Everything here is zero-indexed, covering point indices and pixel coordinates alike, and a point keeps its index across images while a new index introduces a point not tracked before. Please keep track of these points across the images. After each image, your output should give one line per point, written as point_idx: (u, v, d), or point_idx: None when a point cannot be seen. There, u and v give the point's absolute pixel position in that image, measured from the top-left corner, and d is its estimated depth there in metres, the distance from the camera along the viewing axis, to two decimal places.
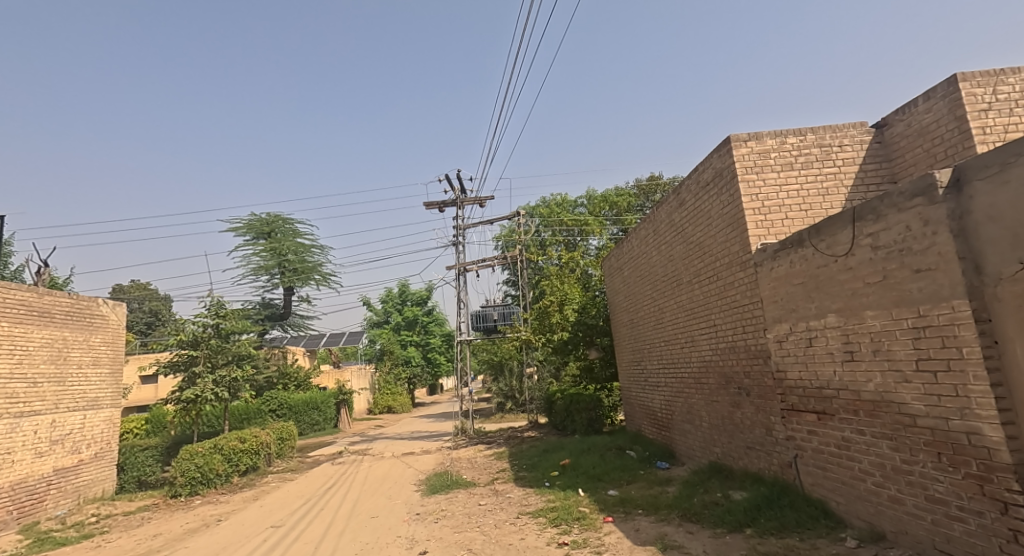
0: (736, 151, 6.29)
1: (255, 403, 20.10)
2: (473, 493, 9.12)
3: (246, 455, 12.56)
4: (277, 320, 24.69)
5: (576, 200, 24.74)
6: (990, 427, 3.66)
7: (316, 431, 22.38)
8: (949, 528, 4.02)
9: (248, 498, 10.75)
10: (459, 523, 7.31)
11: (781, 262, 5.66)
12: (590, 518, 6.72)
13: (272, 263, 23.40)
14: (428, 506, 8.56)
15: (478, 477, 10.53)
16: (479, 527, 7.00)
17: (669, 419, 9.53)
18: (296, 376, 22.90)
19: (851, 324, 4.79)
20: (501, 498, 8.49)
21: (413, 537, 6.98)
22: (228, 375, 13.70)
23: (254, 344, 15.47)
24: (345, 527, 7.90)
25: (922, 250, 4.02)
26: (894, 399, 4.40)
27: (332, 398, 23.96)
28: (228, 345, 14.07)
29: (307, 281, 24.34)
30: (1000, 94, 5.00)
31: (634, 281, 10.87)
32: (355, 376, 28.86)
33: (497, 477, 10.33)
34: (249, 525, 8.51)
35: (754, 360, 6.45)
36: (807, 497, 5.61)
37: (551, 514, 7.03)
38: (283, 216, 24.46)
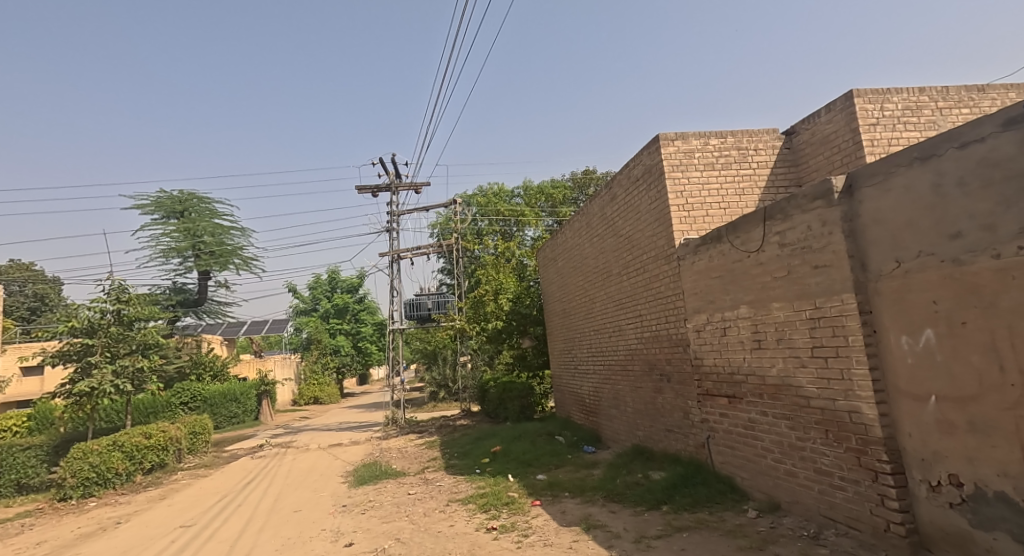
0: (665, 149, 6.68)
1: (163, 395, 18.88)
2: (403, 483, 9.23)
3: (152, 452, 11.99)
4: (190, 306, 23.44)
5: (512, 190, 25.00)
6: (867, 406, 4.18)
7: (234, 425, 21.58)
8: (833, 496, 4.55)
9: (155, 497, 10.34)
10: (387, 513, 7.42)
11: (701, 257, 6.11)
12: (519, 502, 7.04)
13: (185, 245, 22.17)
14: (355, 498, 8.56)
15: (408, 466, 10.62)
16: (408, 516, 7.14)
17: (597, 405, 10.01)
18: (212, 366, 21.95)
19: (760, 315, 5.28)
20: (431, 486, 8.65)
21: (339, 529, 7.02)
22: (131, 366, 12.95)
23: (162, 332, 14.76)
24: (266, 522, 7.82)
25: (821, 247, 4.49)
26: (793, 383, 4.91)
27: (252, 389, 23.14)
28: (131, 333, 13.32)
29: (225, 265, 23.25)
30: (886, 110, 5.60)
31: (567, 272, 11.24)
32: (278, 366, 28.04)
33: (428, 465, 10.45)
34: (154, 526, 8.23)
35: (675, 348, 6.92)
36: (717, 474, 6.14)
37: (481, 500, 7.28)
38: (198, 195, 23.29)
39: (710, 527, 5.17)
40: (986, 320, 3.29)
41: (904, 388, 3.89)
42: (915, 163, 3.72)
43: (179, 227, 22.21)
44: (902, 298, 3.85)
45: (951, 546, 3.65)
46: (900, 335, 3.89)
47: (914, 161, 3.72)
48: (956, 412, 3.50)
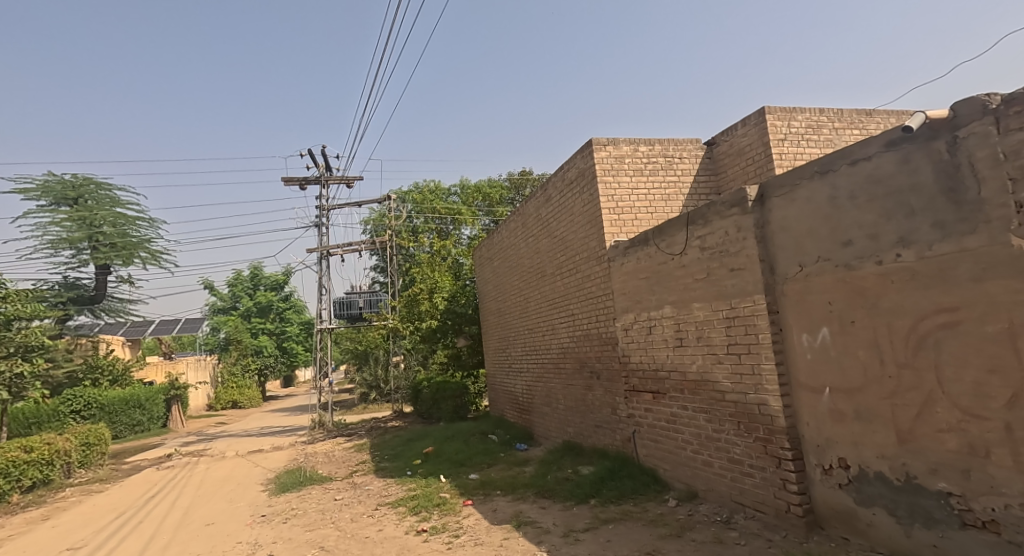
0: (597, 153, 6.92)
1: (50, 404, 17.51)
2: (330, 488, 9.07)
3: (32, 468, 11.13)
4: (85, 303, 21.76)
5: (449, 188, 24.97)
6: (773, 399, 4.51)
7: (137, 433, 20.19)
8: (743, 482, 4.92)
9: (34, 519, 9.54)
10: (312, 521, 7.26)
11: (630, 258, 6.39)
12: (451, 502, 7.10)
13: (80, 235, 20.57)
14: (276, 507, 8.33)
15: (335, 471, 10.43)
16: (334, 523, 7.04)
17: (530, 403, 10.23)
18: (110, 370, 20.39)
19: (682, 315, 5.60)
20: (359, 490, 8.55)
21: (258, 541, 6.82)
22: (8, 371, 11.89)
23: (48, 334, 13.81)
24: (173, 538, 7.46)
25: (736, 251, 4.79)
26: (711, 378, 5.25)
27: (160, 395, 21.84)
28: (10, 333, 12.20)
29: (127, 258, 21.78)
30: (793, 128, 6.11)
31: (503, 271, 11.39)
32: (191, 369, 26.62)
33: (356, 469, 10.30)
34: (39, 549, 7.62)
35: (605, 346, 7.19)
36: (642, 466, 6.46)
37: (412, 502, 7.28)
38: (95, 181, 21.75)
39: (635, 517, 5.44)
40: (872, 321, 3.54)
41: (805, 381, 4.23)
42: (815, 176, 3.96)
43: (75, 216, 20.54)
44: (804, 299, 4.14)
45: (839, 523, 4.01)
46: (802, 333, 4.20)
47: (815, 174, 3.96)
48: (846, 401, 3.82)
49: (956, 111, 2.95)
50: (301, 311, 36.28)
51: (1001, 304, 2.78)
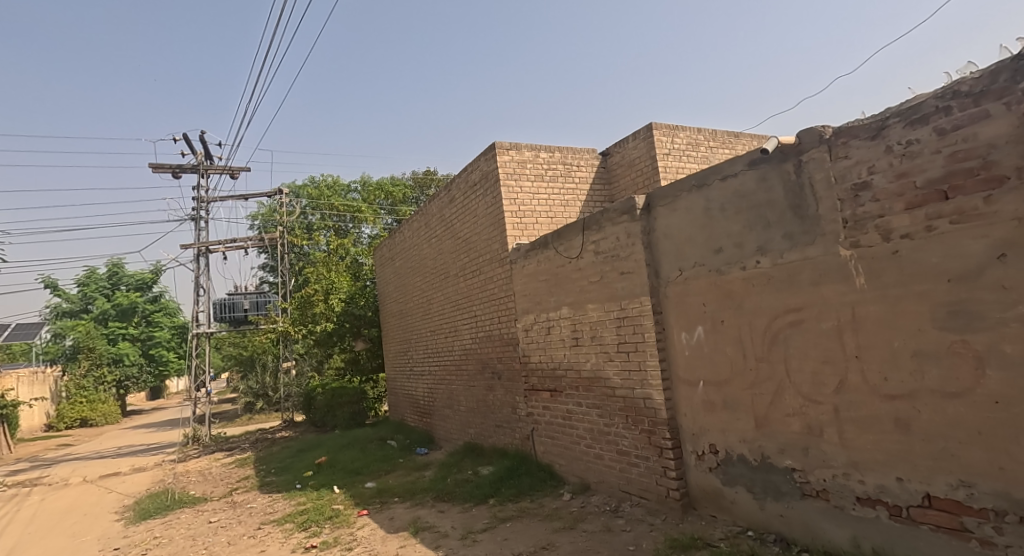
0: (500, 157, 7.08)
1: None
2: (203, 510, 8.47)
3: None
4: None
5: (348, 185, 24.21)
6: (657, 393, 4.88)
7: None
8: (630, 472, 5.28)
9: None
10: (179, 549, 6.73)
11: (530, 261, 6.62)
12: (345, 514, 6.95)
13: None
14: (135, 537, 7.60)
15: (210, 490, 9.78)
16: (209, 548, 6.61)
17: (431, 406, 10.25)
18: None
19: (578, 316, 5.90)
20: (238, 510, 8.09)
21: None
22: None
23: None
24: None
25: (626, 256, 5.12)
26: (603, 375, 5.58)
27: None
28: None
29: None
30: (675, 144, 6.68)
31: (405, 271, 11.30)
32: (25, 384, 23.36)
33: (235, 488, 9.70)
34: None
35: (506, 346, 7.39)
36: (539, 463, 6.73)
37: (300, 518, 7.02)
38: None
39: (531, 513, 5.66)
40: (737, 319, 3.97)
41: (683, 375, 4.63)
42: (693, 189, 4.35)
43: None
44: (684, 301, 4.54)
45: (709, 502, 4.44)
46: (681, 331, 4.60)
47: (693, 187, 4.35)
48: (716, 392, 4.25)
49: (801, 139, 3.40)
50: (173, 314, 33.40)
51: (833, 305, 3.24)
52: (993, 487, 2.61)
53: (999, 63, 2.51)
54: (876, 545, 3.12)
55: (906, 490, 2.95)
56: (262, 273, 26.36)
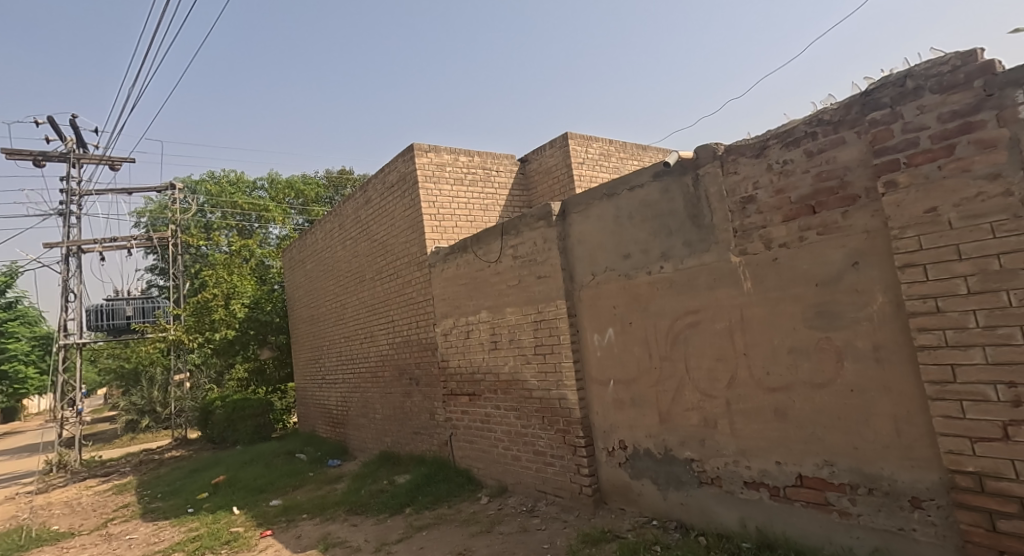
0: (419, 159, 7.04)
1: None
2: (74, 546, 7.39)
3: None
4: None
5: (254, 182, 23.01)
6: (571, 393, 5.05)
7: None
8: (546, 472, 5.43)
9: None
10: None
11: (449, 265, 6.63)
12: (245, 536, 6.53)
13: None
14: None
15: (79, 524, 8.57)
16: None
17: (344, 416, 9.99)
18: None
19: (497, 319, 5.98)
20: (117, 542, 7.17)
21: None
22: None
23: None
24: None
25: (542, 260, 5.27)
26: (520, 378, 5.69)
27: None
28: None
29: None
30: (589, 153, 6.98)
31: (317, 274, 10.94)
32: None
33: (112, 517, 8.70)
34: None
35: (424, 351, 7.36)
36: (457, 469, 6.76)
37: (193, 544, 6.51)
38: None
39: (448, 520, 5.67)
40: (644, 321, 4.22)
41: (596, 375, 4.84)
42: (604, 197, 4.57)
43: None
44: (596, 303, 4.75)
45: (618, 496, 4.67)
46: (594, 333, 4.80)
47: (604, 195, 4.56)
48: (625, 391, 4.48)
49: (698, 154, 3.69)
50: (34, 324, 29.69)
51: (726, 307, 3.54)
52: (851, 466, 2.97)
53: (852, 97, 2.86)
54: (759, 524, 3.44)
55: (784, 473, 3.28)
56: (149, 275, 24.38)
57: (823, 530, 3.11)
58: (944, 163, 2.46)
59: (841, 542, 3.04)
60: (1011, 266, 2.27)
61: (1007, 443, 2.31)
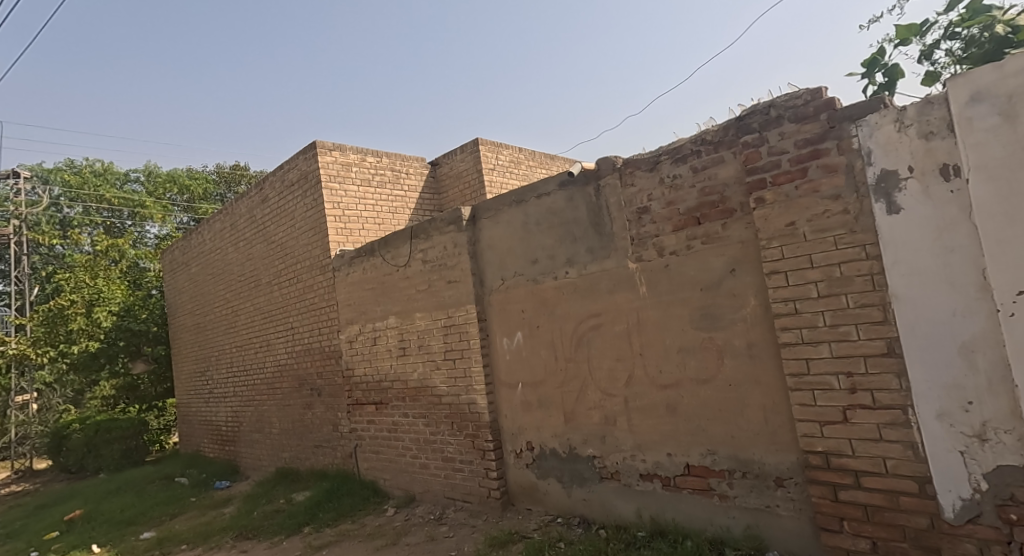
0: (322, 157, 6.82)
1: None
2: None
3: None
4: None
5: (127, 174, 21.16)
6: (480, 397, 5.09)
7: None
8: (454, 478, 5.44)
9: None
10: None
11: (355, 269, 6.47)
12: None
13: None
14: None
15: None
16: None
17: (236, 433, 9.41)
18: None
19: (405, 325, 5.91)
20: None
21: None
22: None
23: None
24: None
25: (452, 265, 5.29)
26: (429, 384, 5.66)
27: None
28: None
29: None
30: (499, 160, 7.13)
31: (204, 279, 10.23)
32: None
33: None
34: None
35: (327, 360, 7.13)
36: (362, 481, 6.60)
37: None
38: None
39: (352, 535, 5.50)
40: (550, 325, 4.38)
41: (505, 379, 4.93)
42: (513, 204, 4.69)
43: None
44: (505, 308, 4.85)
45: (525, 497, 4.80)
46: (503, 337, 4.89)
47: (513, 202, 4.68)
48: (532, 393, 4.61)
49: (599, 166, 3.90)
50: None
51: (624, 310, 3.77)
52: (729, 453, 3.27)
53: (729, 120, 3.15)
54: (653, 513, 3.68)
55: (674, 463, 3.54)
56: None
57: (706, 514, 3.39)
58: (799, 184, 2.77)
59: (721, 523, 3.33)
60: (850, 273, 2.61)
61: (847, 426, 2.65)
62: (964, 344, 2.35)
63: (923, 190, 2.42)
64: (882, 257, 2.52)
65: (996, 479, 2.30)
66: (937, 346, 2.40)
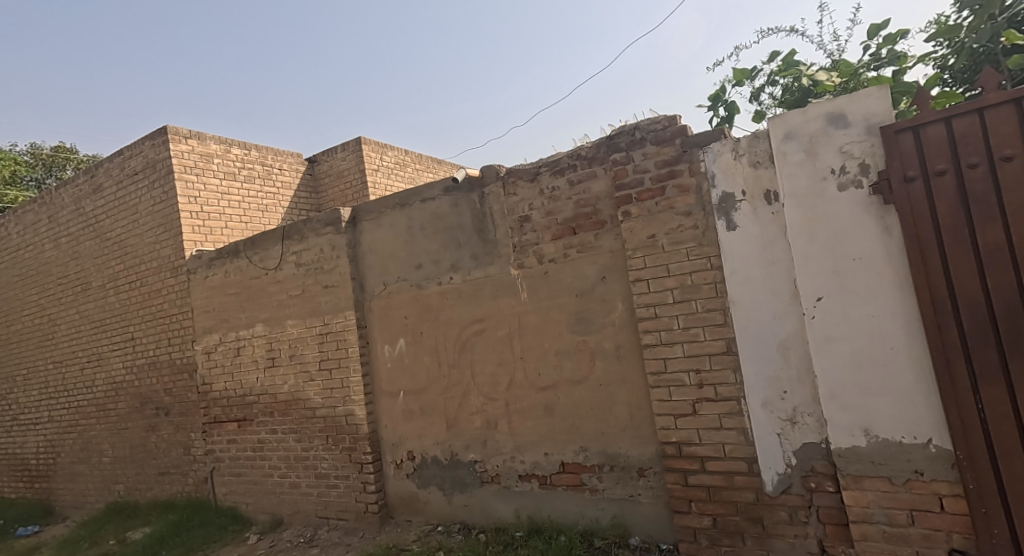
0: (176, 145, 6.30)
1: None
2: None
3: None
4: None
5: None
6: (359, 408, 4.90)
7: None
8: (328, 495, 5.21)
9: None
10: None
11: (216, 271, 5.96)
12: None
13: None
14: None
15: None
16: None
17: (49, 466, 8.17)
18: None
19: (275, 333, 5.53)
20: None
21: None
22: None
23: None
24: None
25: (329, 269, 5.08)
26: (302, 397, 5.34)
27: None
28: None
29: None
30: (383, 161, 7.08)
31: (10, 281, 8.73)
32: None
33: None
34: None
35: (178, 375, 6.45)
36: (218, 508, 6.10)
37: None
38: None
39: None
40: (434, 331, 4.40)
41: (385, 387, 4.84)
42: (396, 208, 4.65)
43: None
44: (387, 314, 4.78)
45: (405, 508, 4.75)
46: (384, 344, 4.81)
47: (396, 206, 4.64)
48: (413, 401, 4.59)
49: (483, 174, 4.02)
50: None
51: (506, 315, 3.90)
52: (599, 448, 3.50)
53: (601, 138, 3.41)
54: (529, 512, 3.82)
55: (549, 461, 3.71)
56: None
57: (578, 508, 3.60)
58: (658, 201, 3.07)
59: (591, 516, 3.55)
60: (699, 281, 2.94)
61: (696, 417, 2.97)
62: (782, 343, 2.74)
63: (752, 212, 2.80)
64: (722, 267, 2.88)
65: (802, 456, 2.71)
66: (762, 345, 2.78)
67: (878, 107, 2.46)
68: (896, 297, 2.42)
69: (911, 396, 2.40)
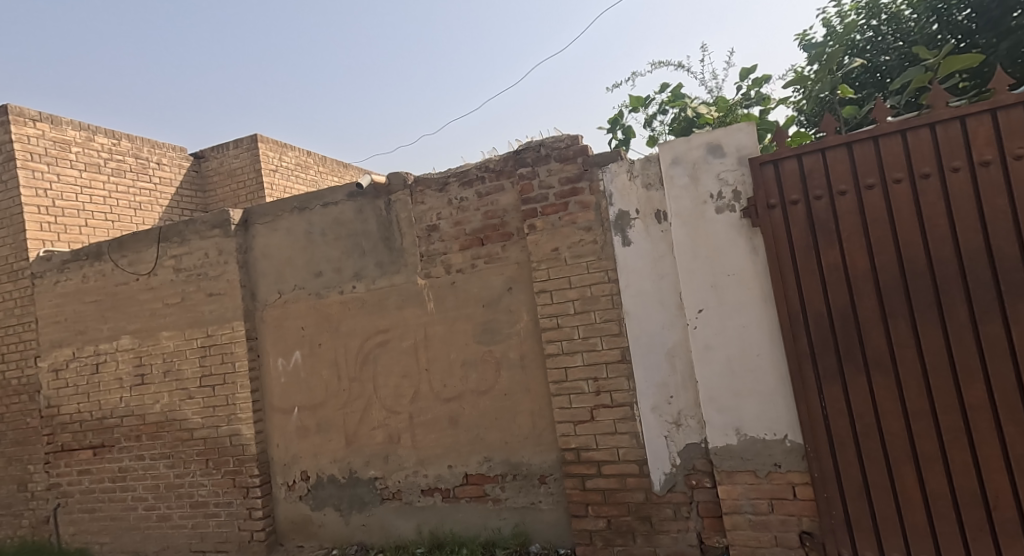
0: (20, 129, 5.59)
1: None
2: None
3: None
4: None
5: None
6: (246, 427, 4.57)
7: None
8: (205, 526, 4.78)
9: None
10: None
11: (71, 275, 5.25)
12: None
13: None
14: None
15: None
16: None
17: None
18: None
19: (145, 347, 5.03)
20: None
21: None
22: None
23: None
24: None
25: (215, 275, 4.73)
26: (177, 417, 4.89)
27: None
28: None
29: None
30: (282, 161, 6.83)
31: None
32: None
33: None
34: None
35: (14, 397, 5.57)
36: (63, 550, 5.32)
37: None
38: None
39: None
40: (334, 342, 4.25)
41: (277, 403, 4.58)
42: (294, 212, 4.45)
43: None
44: (281, 324, 4.54)
45: (296, 533, 4.50)
46: (277, 357, 4.56)
47: (294, 209, 4.45)
48: (310, 417, 4.38)
49: (390, 180, 3.98)
50: None
51: (412, 326, 3.87)
52: (502, 458, 3.55)
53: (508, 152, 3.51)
54: (431, 527, 3.78)
55: (454, 474, 3.70)
56: None
57: (480, 520, 3.62)
58: (561, 216, 3.21)
59: (493, 526, 3.58)
60: (598, 293, 3.10)
61: (593, 423, 3.10)
62: (669, 351, 2.94)
63: (644, 229, 3.00)
64: (619, 280, 3.06)
65: (685, 456, 2.91)
66: (651, 353, 2.97)
67: (747, 141, 2.75)
68: (760, 310, 2.69)
69: (772, 397, 2.67)
